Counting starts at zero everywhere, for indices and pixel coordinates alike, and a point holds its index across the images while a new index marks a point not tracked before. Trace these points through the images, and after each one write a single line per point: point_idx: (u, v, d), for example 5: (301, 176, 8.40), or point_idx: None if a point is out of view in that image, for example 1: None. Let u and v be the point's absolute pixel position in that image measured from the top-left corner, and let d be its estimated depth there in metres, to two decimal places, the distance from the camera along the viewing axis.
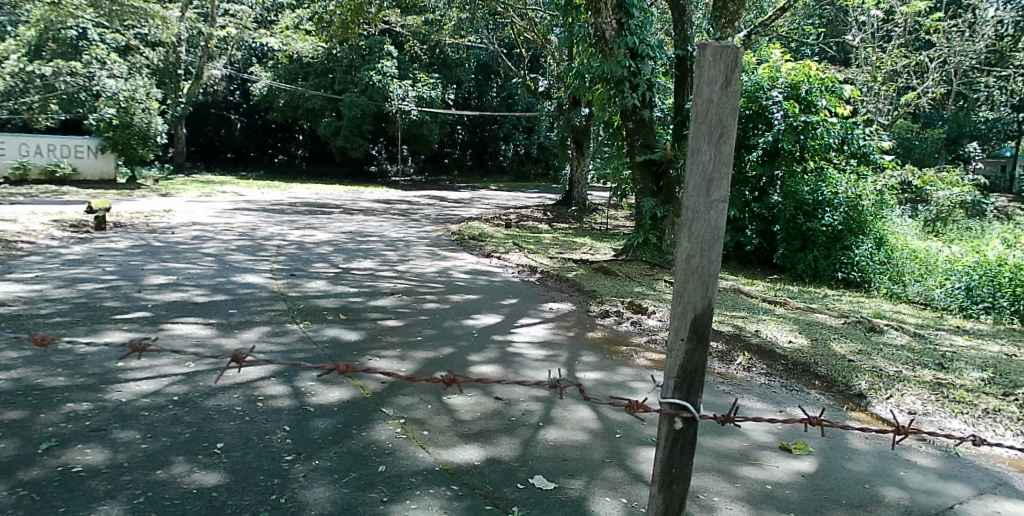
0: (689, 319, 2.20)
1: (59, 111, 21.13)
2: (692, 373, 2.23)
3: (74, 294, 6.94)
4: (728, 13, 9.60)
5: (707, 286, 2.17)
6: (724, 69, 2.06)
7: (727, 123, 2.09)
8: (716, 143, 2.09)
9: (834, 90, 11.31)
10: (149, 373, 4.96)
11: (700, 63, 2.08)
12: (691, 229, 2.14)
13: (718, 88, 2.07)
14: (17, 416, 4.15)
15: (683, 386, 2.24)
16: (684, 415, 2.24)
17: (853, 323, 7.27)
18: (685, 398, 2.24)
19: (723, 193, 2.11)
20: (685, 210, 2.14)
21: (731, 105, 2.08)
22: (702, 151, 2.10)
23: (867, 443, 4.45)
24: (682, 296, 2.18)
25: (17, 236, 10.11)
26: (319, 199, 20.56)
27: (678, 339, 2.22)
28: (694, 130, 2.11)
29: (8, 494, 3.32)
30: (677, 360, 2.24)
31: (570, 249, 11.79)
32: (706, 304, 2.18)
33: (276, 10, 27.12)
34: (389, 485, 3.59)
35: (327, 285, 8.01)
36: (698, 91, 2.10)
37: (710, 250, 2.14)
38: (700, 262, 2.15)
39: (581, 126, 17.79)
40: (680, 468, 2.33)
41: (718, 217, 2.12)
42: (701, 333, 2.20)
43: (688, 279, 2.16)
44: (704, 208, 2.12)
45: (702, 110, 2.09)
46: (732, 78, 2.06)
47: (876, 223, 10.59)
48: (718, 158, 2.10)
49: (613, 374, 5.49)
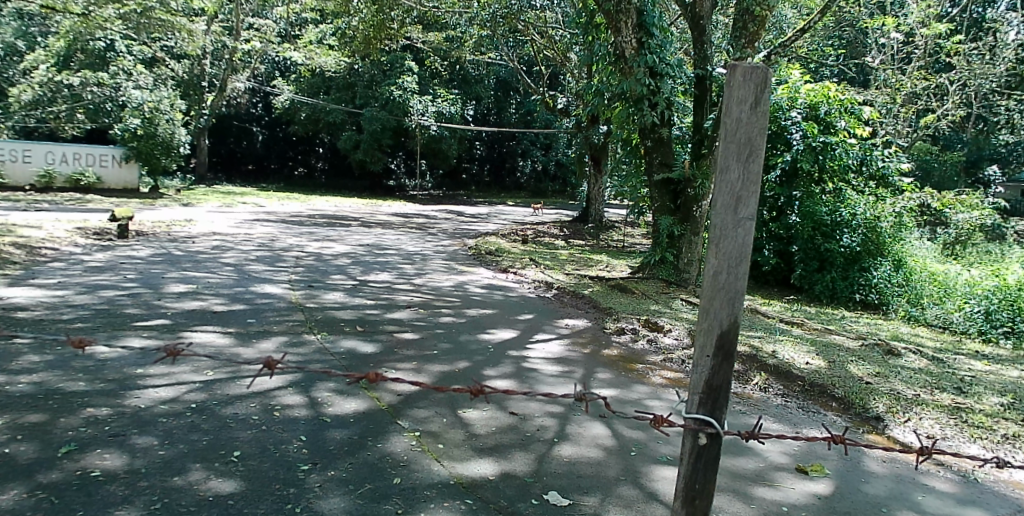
0: (715, 335, 2.21)
1: (85, 119, 21.78)
2: (717, 390, 2.24)
3: (95, 301, 7.02)
4: (748, 33, 9.46)
5: (734, 303, 2.17)
6: (754, 89, 2.08)
7: (756, 143, 2.10)
8: (744, 162, 2.11)
9: (854, 110, 11.32)
10: (167, 380, 5.00)
11: (729, 83, 2.10)
12: (719, 247, 2.15)
13: (748, 107, 2.09)
14: (39, 420, 4.20)
15: (708, 402, 2.25)
16: (708, 431, 2.25)
17: (871, 345, 7.21)
18: (710, 414, 2.24)
19: (752, 211, 2.12)
20: (714, 230, 2.15)
21: (761, 124, 2.09)
22: (730, 170, 2.12)
23: (885, 467, 4.39)
24: (708, 312, 2.19)
25: (41, 242, 10.27)
26: (338, 211, 20.73)
27: (703, 356, 2.23)
28: (723, 148, 2.12)
29: (28, 496, 3.36)
30: (702, 376, 2.24)
31: (586, 266, 11.79)
32: (733, 321, 2.18)
33: (301, 25, 27.53)
34: (403, 497, 3.60)
35: (344, 297, 8.02)
36: (727, 110, 2.12)
37: (737, 267, 2.15)
38: (726, 279, 2.16)
39: (599, 144, 17.91)
40: (705, 484, 2.32)
41: (745, 234, 2.13)
42: (727, 351, 2.20)
43: (715, 295, 2.17)
44: (732, 226, 2.13)
45: (730, 129, 2.11)
46: (762, 98, 2.08)
47: (894, 245, 10.53)
48: (746, 177, 2.11)
49: (628, 392, 5.47)
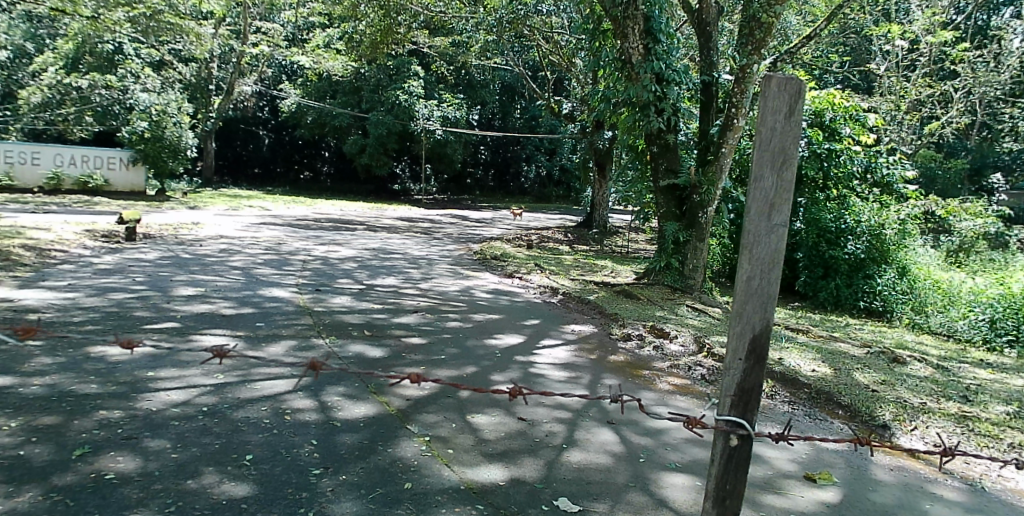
0: (747, 339, 2.27)
1: (93, 122, 21.92)
2: (749, 392, 2.30)
3: (105, 303, 7.05)
4: (755, 40, 9.26)
5: (766, 306, 2.23)
6: (788, 100, 2.14)
7: (790, 151, 2.16)
8: (778, 171, 2.17)
9: (858, 118, 11.42)
10: (178, 383, 5.03)
11: (764, 94, 2.16)
12: (752, 252, 2.21)
13: (781, 117, 2.15)
14: (53, 422, 4.23)
15: (740, 403, 2.31)
16: (740, 432, 2.30)
17: (876, 353, 7.22)
18: (742, 416, 2.30)
19: (784, 218, 2.18)
20: (748, 235, 2.21)
21: (794, 136, 2.15)
22: (764, 179, 2.18)
23: (892, 475, 4.40)
24: (741, 316, 2.25)
25: (51, 244, 10.31)
26: (344, 215, 20.80)
27: (736, 359, 2.29)
28: (758, 158, 2.18)
29: (44, 498, 3.38)
30: (734, 378, 2.30)
31: (591, 272, 11.82)
32: (765, 325, 2.24)
33: (308, 29, 27.68)
34: (415, 502, 3.62)
35: (351, 301, 8.05)
36: (761, 121, 2.18)
37: (770, 272, 2.21)
38: (759, 284, 2.22)
39: (604, 149, 17.99)
40: (735, 485, 2.38)
41: (778, 241, 2.20)
42: (759, 354, 2.26)
43: (748, 299, 2.23)
44: (765, 233, 2.19)
45: (766, 138, 2.16)
46: (796, 109, 2.14)
47: (898, 253, 10.50)
48: (780, 185, 2.17)
49: (636, 398, 5.51)
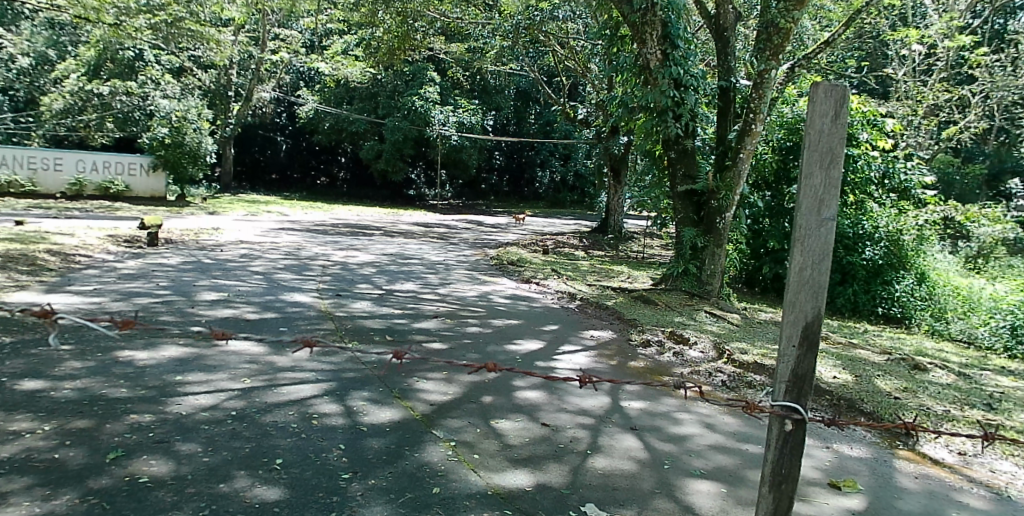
0: (800, 327, 2.35)
1: (114, 128, 22.19)
2: (802, 378, 2.39)
3: (131, 308, 7.13)
4: (772, 45, 9.24)
5: (818, 295, 2.32)
6: (834, 103, 2.23)
7: (837, 150, 2.25)
8: (827, 168, 2.26)
9: (876, 122, 11.22)
10: (206, 388, 5.08)
11: (812, 98, 2.25)
12: (803, 245, 2.30)
13: (829, 120, 2.24)
14: (86, 425, 4.29)
15: (794, 389, 2.39)
16: (794, 417, 2.39)
17: (897, 360, 7.17)
18: (795, 401, 2.39)
19: (833, 212, 2.27)
20: (799, 229, 2.30)
21: (842, 135, 2.25)
22: (814, 176, 2.26)
23: (916, 483, 4.38)
24: (794, 306, 2.33)
25: (75, 249, 10.43)
26: (360, 221, 20.90)
27: (789, 346, 2.37)
28: (806, 157, 2.27)
29: (80, 501, 3.43)
30: (788, 365, 2.39)
31: (608, 277, 11.82)
32: (816, 313, 2.33)
33: (326, 36, 27.94)
34: (444, 506, 3.64)
35: (372, 306, 8.10)
36: (808, 123, 2.27)
37: (821, 263, 2.29)
38: (811, 274, 2.30)
39: (620, 154, 18.02)
40: (790, 469, 2.47)
41: (828, 233, 2.28)
42: (811, 341, 2.35)
43: (800, 289, 2.31)
44: (816, 225, 2.28)
45: (814, 138, 2.25)
46: (842, 112, 2.24)
47: (917, 259, 10.58)
48: (828, 181, 2.26)
49: (658, 405, 5.54)
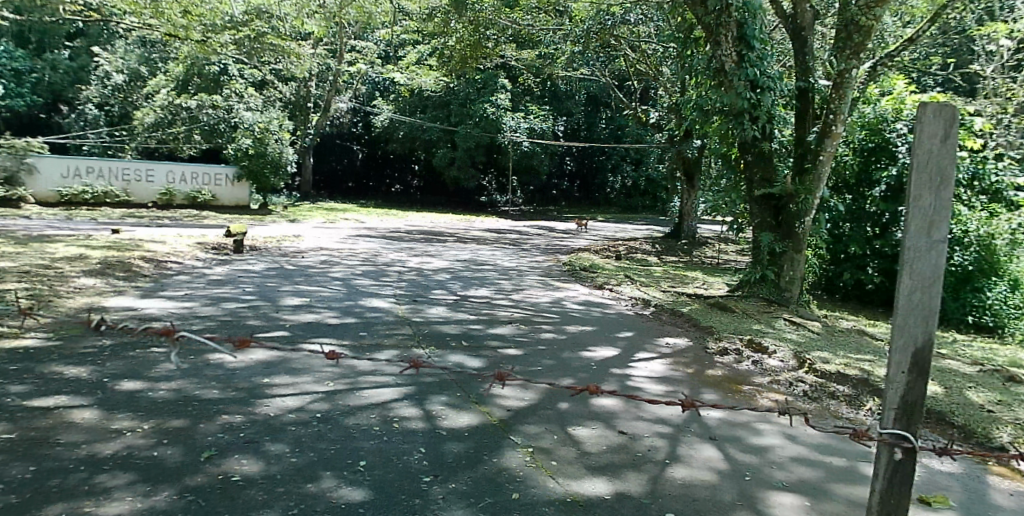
0: (910, 353, 2.30)
1: (201, 140, 23.26)
2: (913, 405, 2.34)
3: (220, 313, 7.46)
4: (851, 44, 9.02)
5: (928, 320, 2.27)
6: (944, 124, 2.21)
7: (947, 172, 2.22)
8: (936, 190, 2.22)
9: (965, 122, 10.82)
10: (292, 390, 5.27)
11: (920, 120, 2.24)
12: (913, 268, 2.26)
13: (938, 141, 2.22)
14: (182, 425, 4.52)
15: (904, 417, 2.35)
16: (904, 445, 2.34)
17: (991, 371, 6.78)
18: (905, 429, 2.34)
19: (945, 233, 2.23)
20: (907, 253, 2.26)
21: (952, 156, 2.21)
22: (924, 199, 2.23)
23: (1014, 501, 4.13)
24: (903, 330, 2.29)
25: (168, 257, 10.99)
26: (433, 227, 21.26)
27: (898, 372, 2.32)
28: (915, 179, 2.25)
29: (179, 497, 3.61)
30: (897, 392, 2.34)
31: (682, 284, 11.64)
32: (927, 337, 2.27)
33: (400, 46, 28.64)
34: (523, 512, 3.66)
35: (447, 312, 8.22)
36: (916, 144, 2.25)
37: (932, 287, 2.25)
38: (920, 298, 2.26)
39: (693, 158, 17.75)
40: (899, 499, 2.42)
41: (938, 256, 2.24)
42: (922, 368, 2.30)
43: (910, 313, 2.27)
44: (925, 249, 2.24)
45: (922, 160, 2.23)
46: (951, 133, 2.21)
47: (1011, 264, 9.88)
48: (938, 203, 2.22)
49: (738, 414, 5.42)
